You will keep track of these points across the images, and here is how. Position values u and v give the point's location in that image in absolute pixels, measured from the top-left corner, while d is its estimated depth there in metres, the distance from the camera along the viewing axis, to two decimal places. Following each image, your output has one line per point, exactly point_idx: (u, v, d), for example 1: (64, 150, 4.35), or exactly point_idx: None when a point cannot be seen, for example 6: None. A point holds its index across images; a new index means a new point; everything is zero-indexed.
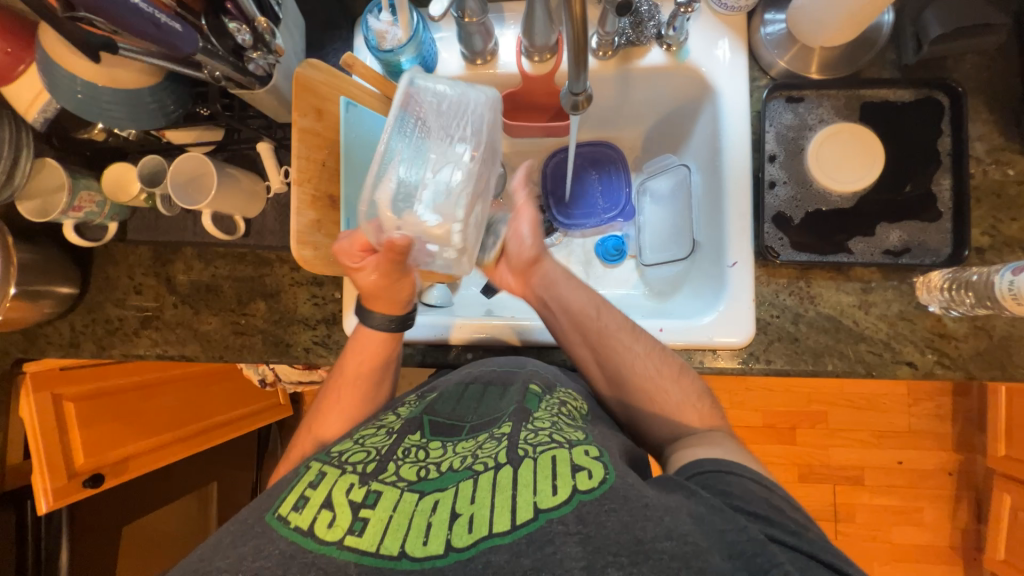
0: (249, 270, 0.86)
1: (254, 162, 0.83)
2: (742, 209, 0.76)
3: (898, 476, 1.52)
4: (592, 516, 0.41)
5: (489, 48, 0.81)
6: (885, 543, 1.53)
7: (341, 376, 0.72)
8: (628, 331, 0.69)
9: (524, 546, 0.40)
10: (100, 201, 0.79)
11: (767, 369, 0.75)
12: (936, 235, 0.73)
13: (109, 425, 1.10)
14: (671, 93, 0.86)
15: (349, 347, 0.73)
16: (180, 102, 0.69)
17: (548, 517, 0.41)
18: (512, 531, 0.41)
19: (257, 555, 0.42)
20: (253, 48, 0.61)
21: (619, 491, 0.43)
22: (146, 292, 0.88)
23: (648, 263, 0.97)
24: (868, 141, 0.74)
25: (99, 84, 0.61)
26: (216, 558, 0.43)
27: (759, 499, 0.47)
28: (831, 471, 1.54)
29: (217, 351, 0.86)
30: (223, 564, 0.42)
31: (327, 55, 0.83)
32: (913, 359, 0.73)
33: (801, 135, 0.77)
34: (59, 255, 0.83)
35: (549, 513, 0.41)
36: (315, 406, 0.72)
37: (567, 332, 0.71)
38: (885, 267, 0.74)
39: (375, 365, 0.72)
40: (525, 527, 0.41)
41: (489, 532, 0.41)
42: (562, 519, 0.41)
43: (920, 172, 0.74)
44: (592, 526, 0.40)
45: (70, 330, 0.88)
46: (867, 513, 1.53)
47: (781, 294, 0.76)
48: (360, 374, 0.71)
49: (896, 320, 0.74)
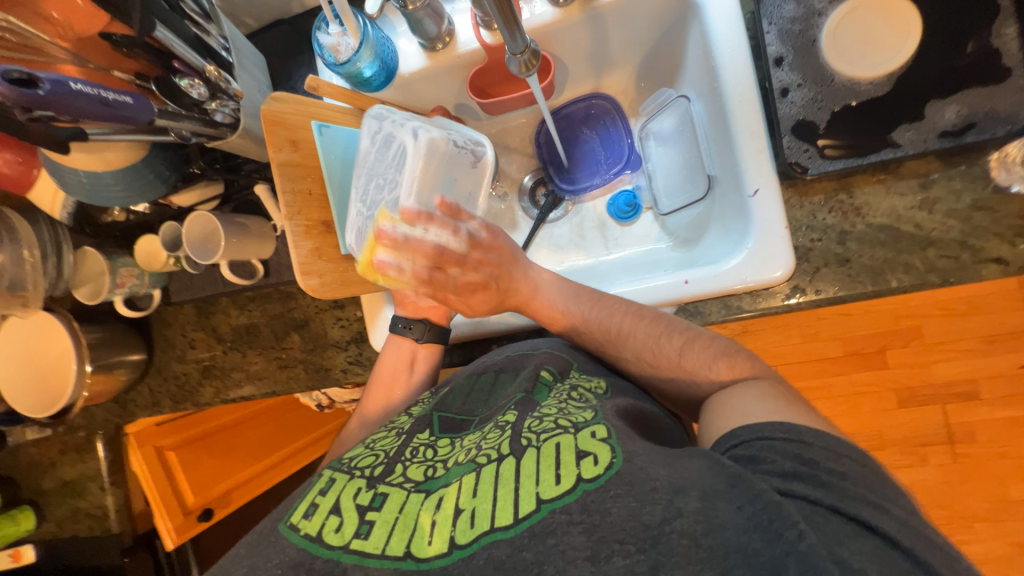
0: (279, 306, 0.91)
1: (258, 206, 0.87)
2: (752, 129, 0.67)
3: (1020, 382, 1.33)
4: (597, 505, 0.39)
5: (445, 29, 0.77)
6: (1018, 460, 1.34)
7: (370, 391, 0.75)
8: (653, 344, 0.61)
9: (526, 540, 0.39)
10: (139, 274, 0.86)
11: (819, 301, 0.67)
12: (1008, 98, 0.59)
13: (208, 464, 1.24)
14: (650, 17, 0.77)
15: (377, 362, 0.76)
16: (174, 166, 0.73)
17: (551, 508, 0.40)
18: (515, 525, 0.40)
19: (267, 562, 0.44)
20: (211, 99, 0.63)
21: (626, 476, 0.40)
22: (200, 345, 0.95)
23: (666, 212, 0.89)
24: (896, 10, 0.63)
25: (99, 170, 0.66)
26: (232, 567, 0.45)
27: (788, 456, 0.42)
28: (935, 389, 1.37)
29: (269, 385, 0.92)
30: (239, 571, 0.44)
31: (295, 84, 0.84)
32: (1002, 255, 0.61)
33: (810, 25, 0.66)
34: (122, 328, 0.93)
35: (551, 504, 0.40)
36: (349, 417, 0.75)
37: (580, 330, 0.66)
38: (945, 153, 0.63)
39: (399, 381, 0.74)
40: (528, 519, 0.40)
41: (492, 526, 0.40)
42: (565, 509, 0.39)
43: (973, 29, 0.60)
44: (597, 515, 0.39)
45: (149, 391, 0.98)
46: (988, 429, 1.35)
47: (819, 213, 0.67)
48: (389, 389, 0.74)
49: (971, 213, 0.62)
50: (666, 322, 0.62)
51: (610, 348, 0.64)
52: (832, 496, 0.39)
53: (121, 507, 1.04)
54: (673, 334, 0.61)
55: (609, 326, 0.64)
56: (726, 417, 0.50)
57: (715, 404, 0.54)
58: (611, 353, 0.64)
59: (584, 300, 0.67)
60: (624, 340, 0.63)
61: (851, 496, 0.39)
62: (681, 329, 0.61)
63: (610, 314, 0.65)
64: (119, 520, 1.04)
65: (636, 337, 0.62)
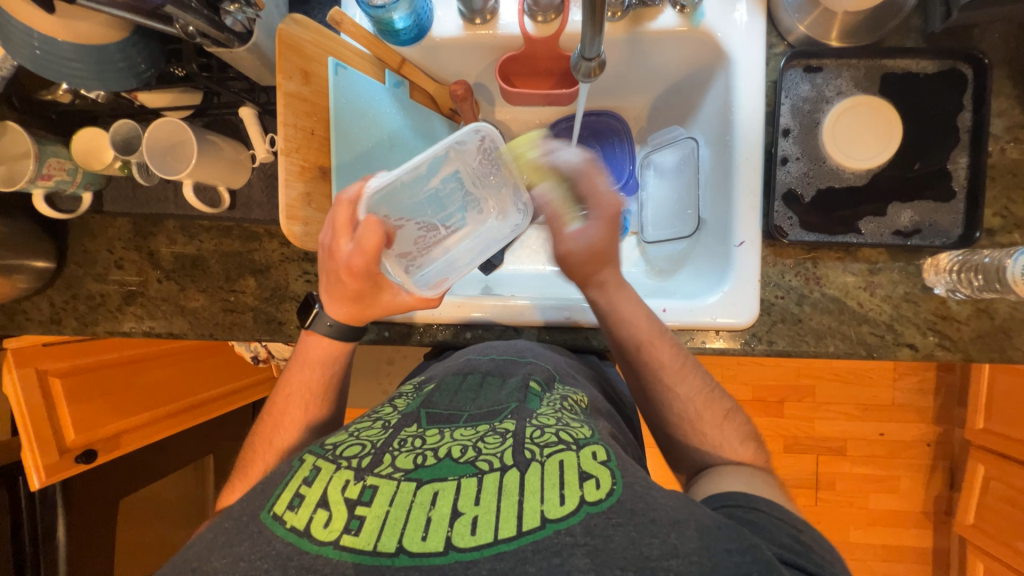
0: (236, 244, 0.82)
1: (237, 129, 0.78)
2: (753, 186, 0.73)
3: (879, 447, 1.57)
4: (600, 530, 0.41)
5: (489, 6, 0.75)
6: (862, 509, 1.60)
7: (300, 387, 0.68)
8: (705, 396, 0.65)
9: (529, 554, 0.40)
10: (71, 169, 0.73)
11: (770, 350, 0.75)
12: (947, 216, 0.71)
13: (100, 403, 1.07)
14: (683, 58, 0.81)
15: (302, 361, 0.69)
16: (152, 61, 0.63)
17: (556, 527, 0.41)
18: (518, 537, 0.41)
19: (253, 555, 0.42)
20: (229, 1, 0.58)
21: (626, 504, 0.43)
22: (128, 267, 0.84)
23: (650, 240, 0.95)
24: (885, 116, 0.71)
25: (60, 39, 0.55)
26: (211, 558, 0.43)
27: (785, 532, 0.48)
28: (815, 442, 1.58)
29: (207, 328, 0.83)
30: (221, 564, 0.42)
31: (312, 10, 0.77)
32: (915, 342, 0.72)
33: (817, 108, 0.73)
34: (33, 226, 0.79)
35: (556, 523, 0.41)
36: (268, 418, 0.67)
37: (652, 346, 0.66)
38: (893, 248, 0.73)
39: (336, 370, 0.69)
40: (531, 534, 0.41)
41: (495, 537, 0.41)
42: (570, 530, 0.41)
43: (936, 151, 0.71)
44: (600, 539, 0.41)
45: (50, 306, 0.84)
46: (847, 481, 1.59)
47: (787, 274, 0.75)
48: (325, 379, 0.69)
49: (901, 301, 0.73)
50: (712, 388, 0.66)
51: (653, 387, 0.67)
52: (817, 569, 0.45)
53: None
54: (720, 400, 0.65)
55: (672, 363, 0.66)
56: (728, 480, 0.56)
57: (723, 471, 0.60)
58: (656, 390, 0.66)
59: (656, 331, 0.67)
60: (652, 352, 0.66)
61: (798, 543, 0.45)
62: (698, 369, 0.67)
63: (675, 351, 0.67)
64: None
65: (663, 352, 0.66)
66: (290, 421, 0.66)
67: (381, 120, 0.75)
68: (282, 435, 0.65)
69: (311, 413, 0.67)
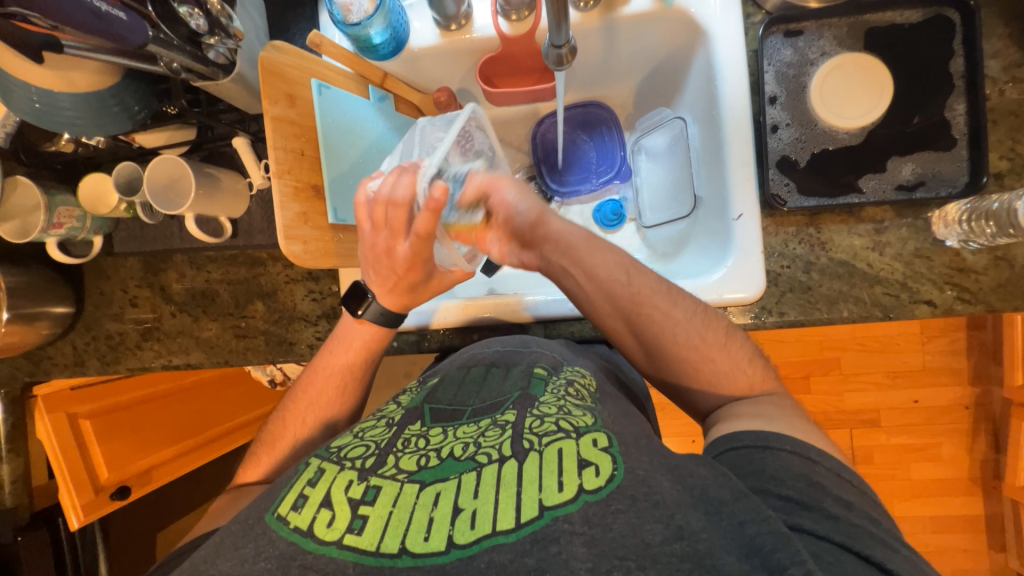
0: (243, 271, 0.84)
1: (233, 159, 0.80)
2: (744, 157, 0.72)
3: (914, 415, 1.52)
4: (599, 518, 0.41)
5: (463, 11, 0.76)
6: (904, 481, 1.54)
7: (322, 380, 0.68)
8: (700, 320, 0.62)
9: (528, 546, 0.40)
10: (80, 215, 0.76)
11: (781, 322, 0.73)
12: (951, 165, 0.69)
13: (127, 440, 1.10)
14: (661, 39, 0.81)
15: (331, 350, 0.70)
16: (144, 102, 0.66)
17: (554, 515, 0.41)
18: (517, 529, 0.41)
19: (257, 556, 0.42)
20: (210, 34, 0.59)
21: (627, 491, 0.42)
22: (142, 304, 0.86)
23: (649, 225, 0.94)
24: (873, 71, 0.70)
25: (56, 90, 0.57)
26: (216, 560, 0.43)
27: (788, 479, 0.46)
28: (847, 415, 1.54)
29: (222, 355, 0.85)
30: (225, 566, 0.42)
31: (293, 37, 0.79)
32: (932, 298, 0.70)
33: (802, 72, 0.72)
34: (49, 274, 0.82)
35: (554, 511, 0.41)
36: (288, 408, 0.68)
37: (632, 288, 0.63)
38: (898, 205, 0.71)
39: (359, 369, 0.69)
40: (530, 525, 0.41)
41: (493, 529, 0.41)
42: (568, 517, 0.41)
43: (931, 101, 0.70)
44: (599, 528, 0.40)
45: (72, 349, 0.87)
46: (884, 453, 1.54)
47: (790, 243, 0.73)
48: (346, 375, 0.69)
49: (912, 259, 0.71)
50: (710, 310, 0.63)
51: (646, 324, 0.62)
52: (841, 536, 0.43)
53: (19, 477, 0.90)
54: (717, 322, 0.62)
55: (655, 292, 0.63)
56: (733, 420, 0.55)
57: (731, 408, 0.58)
58: (648, 325, 0.62)
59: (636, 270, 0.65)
60: (667, 313, 0.61)
61: (820, 515, 0.44)
62: (722, 318, 0.63)
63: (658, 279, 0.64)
64: (14, 494, 0.90)
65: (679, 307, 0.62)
66: (308, 416, 0.67)
67: (368, 135, 0.77)
68: (314, 417, 0.67)
69: (328, 409, 0.68)
